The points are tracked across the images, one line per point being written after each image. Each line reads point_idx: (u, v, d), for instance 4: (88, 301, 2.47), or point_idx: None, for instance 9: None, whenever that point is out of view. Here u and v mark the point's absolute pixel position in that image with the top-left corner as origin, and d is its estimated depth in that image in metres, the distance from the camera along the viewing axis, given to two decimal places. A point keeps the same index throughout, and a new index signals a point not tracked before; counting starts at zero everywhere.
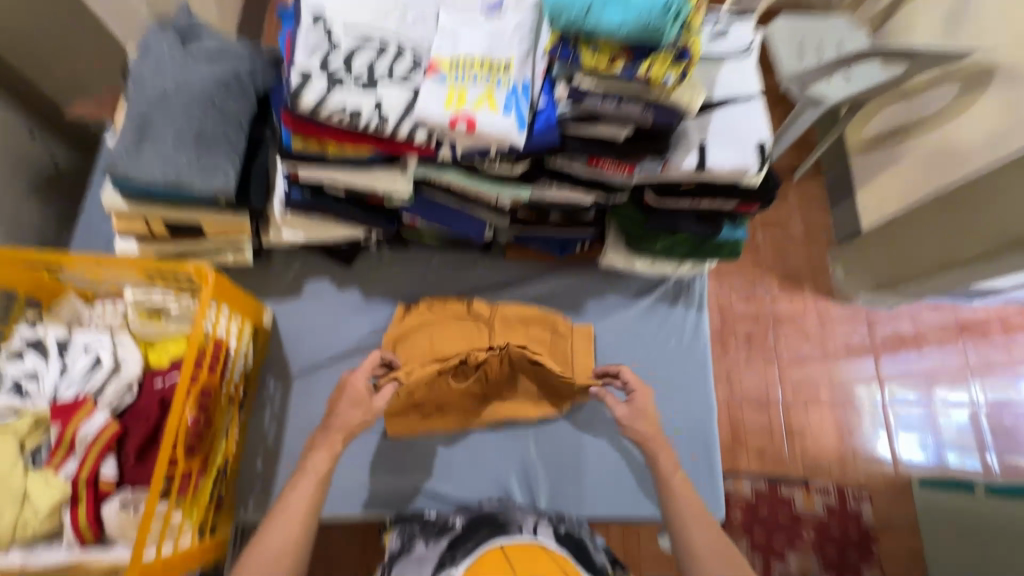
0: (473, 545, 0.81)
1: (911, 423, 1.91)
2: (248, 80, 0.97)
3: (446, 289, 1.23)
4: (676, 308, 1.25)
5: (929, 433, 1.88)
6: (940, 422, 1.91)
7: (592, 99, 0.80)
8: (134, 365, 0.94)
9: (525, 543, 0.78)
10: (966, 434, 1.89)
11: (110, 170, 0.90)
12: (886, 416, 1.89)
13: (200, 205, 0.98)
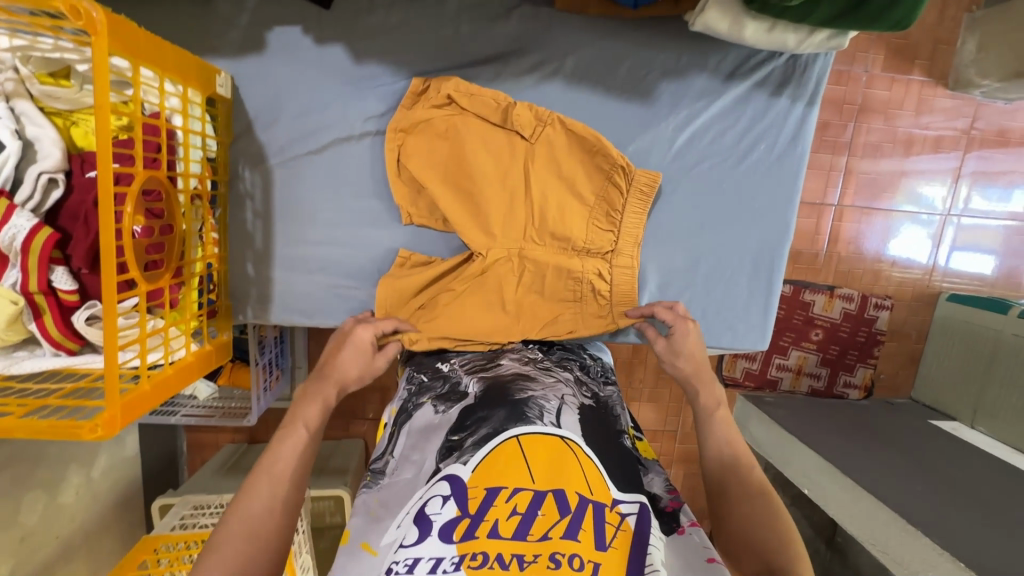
0: (488, 429, 0.67)
1: (963, 234, 1.81)
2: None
3: (466, 52, 0.88)
4: (779, 100, 0.93)
5: (978, 240, 1.82)
6: (992, 229, 1.82)
7: None
8: (52, 151, 0.70)
9: (546, 437, 0.65)
10: (1015, 242, 1.83)
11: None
12: (941, 229, 1.80)
13: None
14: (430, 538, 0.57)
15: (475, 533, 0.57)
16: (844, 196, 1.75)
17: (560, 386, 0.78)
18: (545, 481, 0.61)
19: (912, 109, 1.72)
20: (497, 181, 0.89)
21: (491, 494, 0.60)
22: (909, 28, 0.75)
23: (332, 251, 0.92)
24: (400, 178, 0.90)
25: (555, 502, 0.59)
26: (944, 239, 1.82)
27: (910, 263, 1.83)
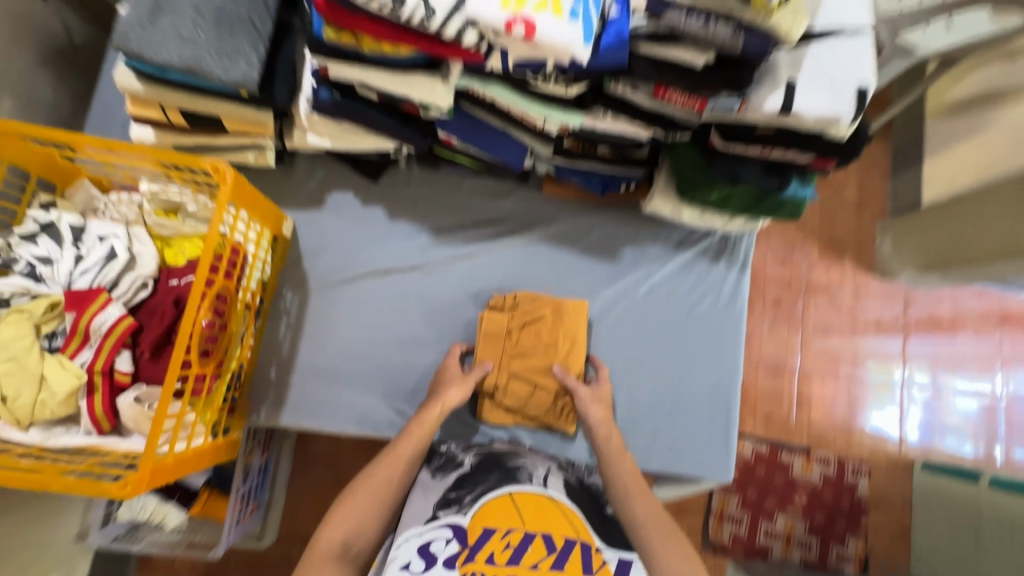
0: (484, 486, 0.80)
1: (922, 406, 1.94)
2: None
3: (475, 217, 1.15)
4: (718, 266, 1.18)
5: (935, 415, 1.94)
6: (949, 408, 1.95)
7: (676, 14, 0.70)
8: (150, 263, 0.91)
9: (534, 494, 0.78)
10: (971, 424, 1.95)
11: (121, 45, 0.79)
12: (902, 398, 1.93)
13: (221, 96, 0.87)
14: (436, 566, 0.72)
15: (473, 559, 0.73)
16: (805, 363, 1.94)
17: (547, 459, 0.89)
18: (534, 525, 0.76)
19: (852, 293, 2.01)
20: (542, 360, 1.06)
21: (488, 533, 0.75)
22: (800, 217, 1.03)
23: (346, 363, 1.07)
24: (486, 345, 1.07)
25: (543, 542, 0.75)
26: (904, 407, 1.94)
27: (879, 432, 1.92)
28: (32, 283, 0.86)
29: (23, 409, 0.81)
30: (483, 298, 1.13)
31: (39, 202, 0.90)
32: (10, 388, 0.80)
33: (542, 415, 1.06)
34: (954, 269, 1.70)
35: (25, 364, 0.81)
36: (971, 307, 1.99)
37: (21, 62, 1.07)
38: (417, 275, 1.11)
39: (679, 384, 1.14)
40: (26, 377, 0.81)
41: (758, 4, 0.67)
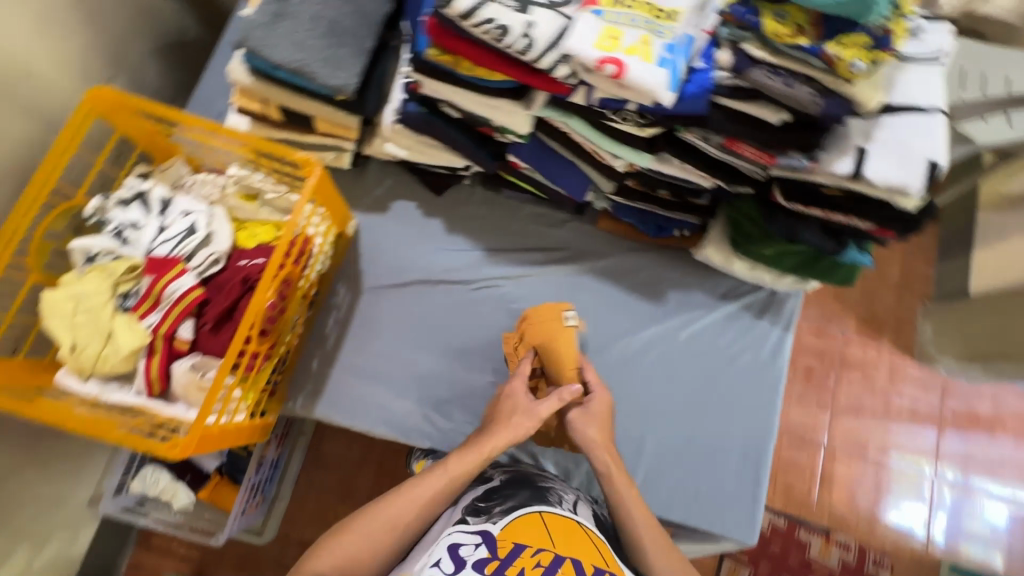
0: (514, 502, 0.79)
1: (953, 508, 1.80)
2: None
3: (528, 242, 1.18)
4: (761, 321, 1.17)
5: (969, 522, 1.79)
6: (981, 513, 1.81)
7: (759, 73, 0.73)
8: (224, 241, 0.96)
9: (565, 518, 0.76)
10: (1006, 537, 1.79)
11: (244, 41, 0.87)
12: (932, 493, 1.81)
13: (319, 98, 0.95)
14: (464, 570, 0.68)
15: (504, 572, 0.67)
16: (832, 439, 1.85)
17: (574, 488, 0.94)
18: (564, 548, 0.71)
19: (886, 375, 1.91)
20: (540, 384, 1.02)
21: (518, 548, 0.70)
22: (852, 282, 1.03)
23: (385, 365, 1.09)
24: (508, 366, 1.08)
25: (573, 567, 0.69)
26: (932, 503, 1.81)
27: (903, 529, 1.80)
28: (115, 246, 0.90)
29: (88, 359, 0.85)
30: None
31: (137, 173, 0.97)
32: (81, 337, 0.85)
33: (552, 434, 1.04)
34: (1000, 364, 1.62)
35: (97, 318, 0.86)
36: (1015, 407, 1.87)
37: (139, 47, 1.18)
38: (465, 290, 1.14)
39: (709, 436, 1.12)
40: (97, 329, 0.86)
41: (843, 73, 0.70)
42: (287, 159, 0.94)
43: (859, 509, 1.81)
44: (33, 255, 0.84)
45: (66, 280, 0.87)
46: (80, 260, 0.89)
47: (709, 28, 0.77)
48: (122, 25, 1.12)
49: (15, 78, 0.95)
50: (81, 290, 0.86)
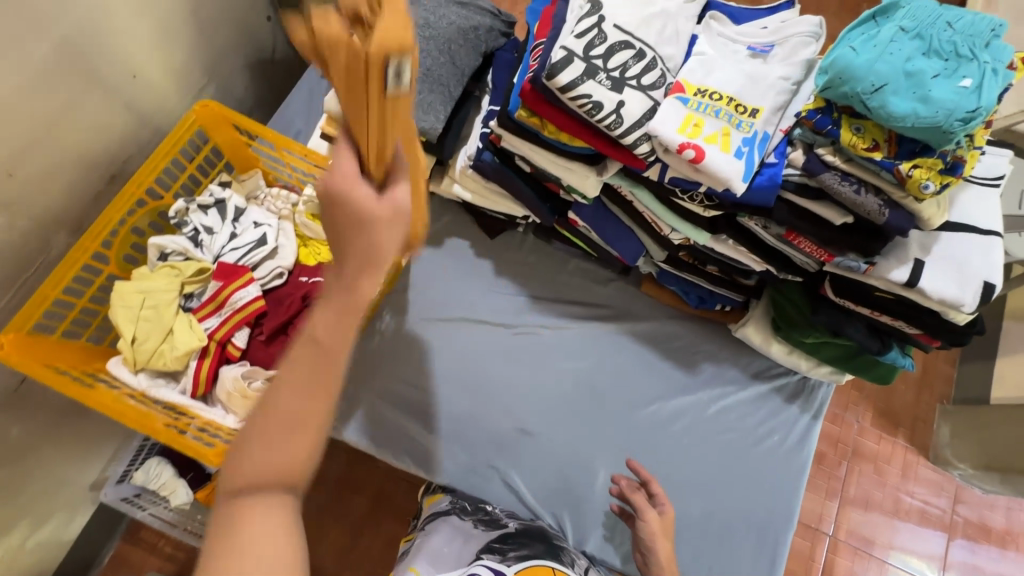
0: (528, 551, 0.93)
1: None
2: (483, 38, 1.01)
3: (571, 297, 1.21)
4: (791, 406, 1.17)
5: None
6: None
7: (832, 177, 0.77)
8: (289, 256, 0.99)
9: None
10: None
11: None
12: None
13: None
14: None
15: None
16: (837, 529, 1.67)
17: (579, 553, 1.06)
18: None
19: (898, 470, 1.72)
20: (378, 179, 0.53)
21: None
22: (889, 382, 1.04)
23: (418, 396, 1.11)
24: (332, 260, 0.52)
25: None
26: None
27: None
28: (190, 246, 0.95)
29: (145, 353, 0.87)
30: (559, 372, 1.16)
31: (219, 181, 1.02)
32: (142, 331, 0.88)
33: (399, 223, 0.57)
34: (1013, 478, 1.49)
35: (160, 314, 0.89)
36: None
37: (234, 61, 1.25)
38: (506, 333, 1.17)
39: (727, 516, 1.11)
40: (159, 326, 0.88)
41: (914, 190, 0.73)
42: None
43: None
44: (116, 246, 0.91)
45: (139, 274, 0.91)
46: (155, 257, 0.94)
47: (785, 128, 0.82)
48: (224, 40, 1.20)
49: (127, 79, 1.02)
50: (152, 285, 0.90)
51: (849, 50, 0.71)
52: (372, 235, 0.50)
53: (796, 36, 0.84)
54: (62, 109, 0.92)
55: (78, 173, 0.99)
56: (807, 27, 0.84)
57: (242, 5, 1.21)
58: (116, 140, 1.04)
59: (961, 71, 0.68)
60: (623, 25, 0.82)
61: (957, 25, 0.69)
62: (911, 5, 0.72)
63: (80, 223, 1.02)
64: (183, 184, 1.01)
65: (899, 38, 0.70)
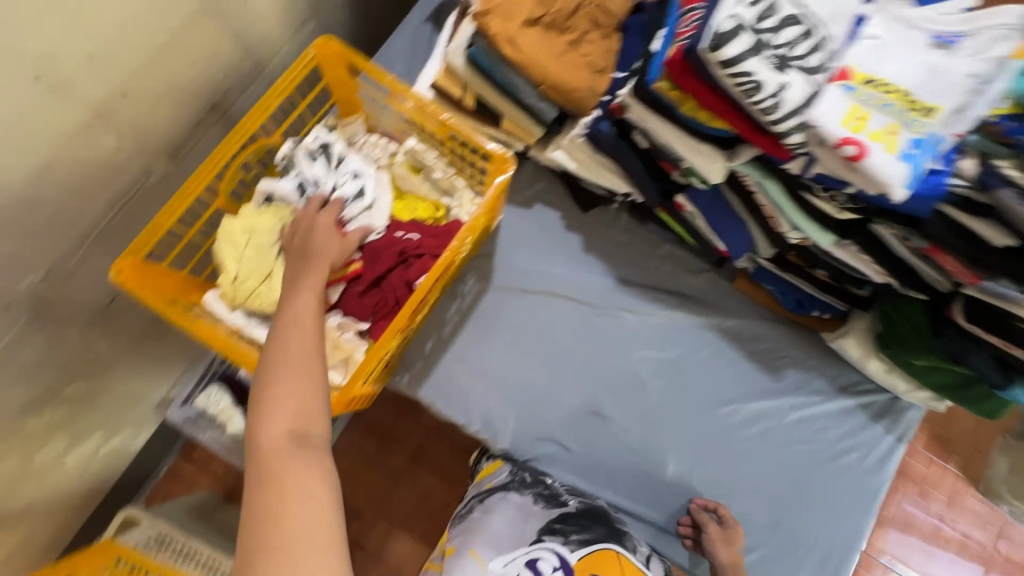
0: (591, 535, 0.93)
1: None
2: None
3: (659, 281, 1.15)
4: (876, 426, 1.11)
5: None
6: None
7: (1008, 194, 0.69)
8: (385, 212, 0.99)
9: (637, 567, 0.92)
10: None
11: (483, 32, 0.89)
12: None
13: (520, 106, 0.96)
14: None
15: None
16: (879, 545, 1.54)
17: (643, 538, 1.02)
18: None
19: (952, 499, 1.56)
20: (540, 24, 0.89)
21: None
22: (997, 418, 0.98)
23: (492, 364, 1.09)
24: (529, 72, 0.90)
25: None
26: None
27: None
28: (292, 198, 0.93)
29: (244, 292, 0.88)
30: (638, 360, 1.11)
31: (324, 122, 0.99)
32: (244, 270, 0.88)
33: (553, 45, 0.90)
34: None
35: (260, 256, 0.89)
36: None
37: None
38: (589, 311, 1.12)
39: (793, 528, 1.08)
40: (260, 267, 0.89)
41: None
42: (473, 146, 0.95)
43: None
44: (225, 181, 0.91)
45: (245, 213, 0.91)
46: (259, 198, 0.93)
47: (959, 131, 0.72)
48: None
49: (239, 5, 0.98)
50: (257, 226, 0.90)
51: None
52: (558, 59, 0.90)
53: (993, 25, 0.73)
54: (179, 34, 0.90)
55: (184, 99, 0.98)
56: (1011, 17, 0.72)
57: None
58: (222, 71, 1.02)
59: None
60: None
61: None
62: None
63: (178, 152, 1.02)
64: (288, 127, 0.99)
65: None
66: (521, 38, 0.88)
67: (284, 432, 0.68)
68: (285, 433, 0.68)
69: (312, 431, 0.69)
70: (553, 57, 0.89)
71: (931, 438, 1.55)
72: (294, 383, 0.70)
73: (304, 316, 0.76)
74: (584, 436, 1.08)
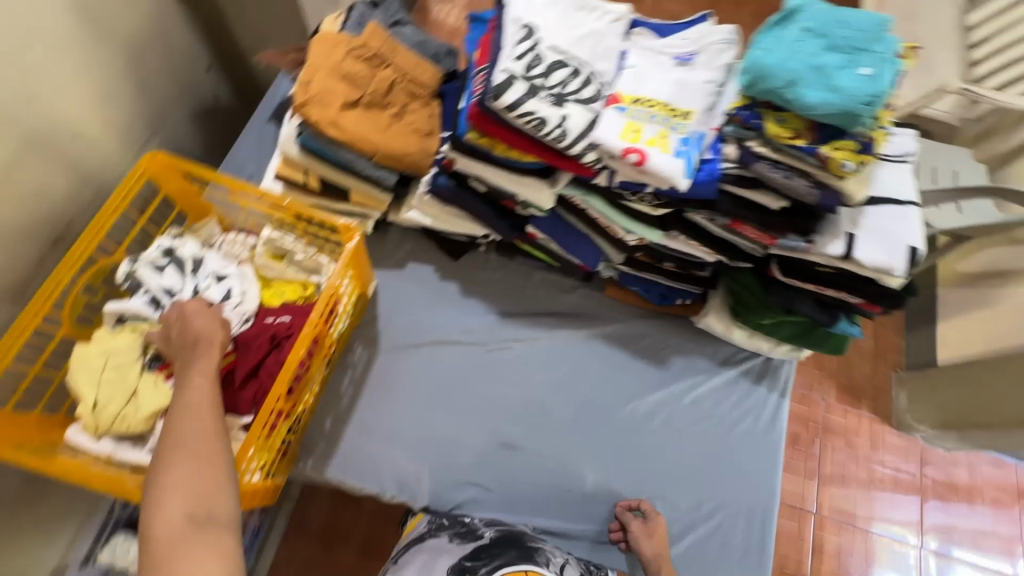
0: (501, 560, 0.88)
1: None
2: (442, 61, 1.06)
3: (539, 307, 1.23)
4: (759, 388, 1.22)
5: None
6: None
7: (763, 166, 0.83)
8: (252, 300, 0.99)
9: None
10: None
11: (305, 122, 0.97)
12: (923, 565, 1.56)
13: (365, 179, 1.03)
14: None
15: None
16: (822, 502, 1.60)
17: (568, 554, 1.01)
18: None
19: (868, 441, 1.66)
20: (360, 104, 0.98)
21: None
22: (843, 351, 1.12)
23: (398, 425, 1.10)
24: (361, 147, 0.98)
25: None
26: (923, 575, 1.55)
27: None
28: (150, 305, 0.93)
29: (107, 418, 0.84)
30: (536, 385, 1.16)
31: (172, 232, 1.01)
32: (103, 395, 0.85)
33: (378, 119, 0.99)
34: (977, 435, 1.45)
35: (119, 376, 0.86)
36: (988, 475, 1.64)
37: (175, 114, 1.24)
38: (480, 350, 1.17)
39: (714, 503, 1.14)
40: (121, 387, 0.86)
41: (835, 170, 0.81)
42: (322, 222, 1.00)
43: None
44: (66, 309, 0.90)
45: (97, 336, 0.90)
46: (110, 322, 0.92)
47: (716, 126, 0.88)
48: (163, 93, 1.19)
49: (65, 139, 0.99)
50: (113, 347, 0.88)
51: (758, 50, 0.79)
52: (387, 131, 0.99)
53: (712, 43, 0.92)
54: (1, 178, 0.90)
55: (20, 239, 0.96)
56: (721, 36, 0.92)
57: (183, 59, 1.21)
58: (59, 204, 1.01)
59: (860, 62, 0.76)
60: (557, 45, 0.88)
61: (852, 22, 0.78)
62: (809, 9, 0.81)
63: (20, 293, 0.98)
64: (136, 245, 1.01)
65: (803, 37, 0.78)
66: (342, 118, 0.95)
67: (182, 515, 0.64)
68: (184, 514, 0.64)
69: (217, 510, 0.66)
70: (378, 130, 0.98)
71: (831, 390, 1.71)
72: (193, 464, 0.68)
73: (199, 396, 0.75)
74: (501, 471, 1.10)
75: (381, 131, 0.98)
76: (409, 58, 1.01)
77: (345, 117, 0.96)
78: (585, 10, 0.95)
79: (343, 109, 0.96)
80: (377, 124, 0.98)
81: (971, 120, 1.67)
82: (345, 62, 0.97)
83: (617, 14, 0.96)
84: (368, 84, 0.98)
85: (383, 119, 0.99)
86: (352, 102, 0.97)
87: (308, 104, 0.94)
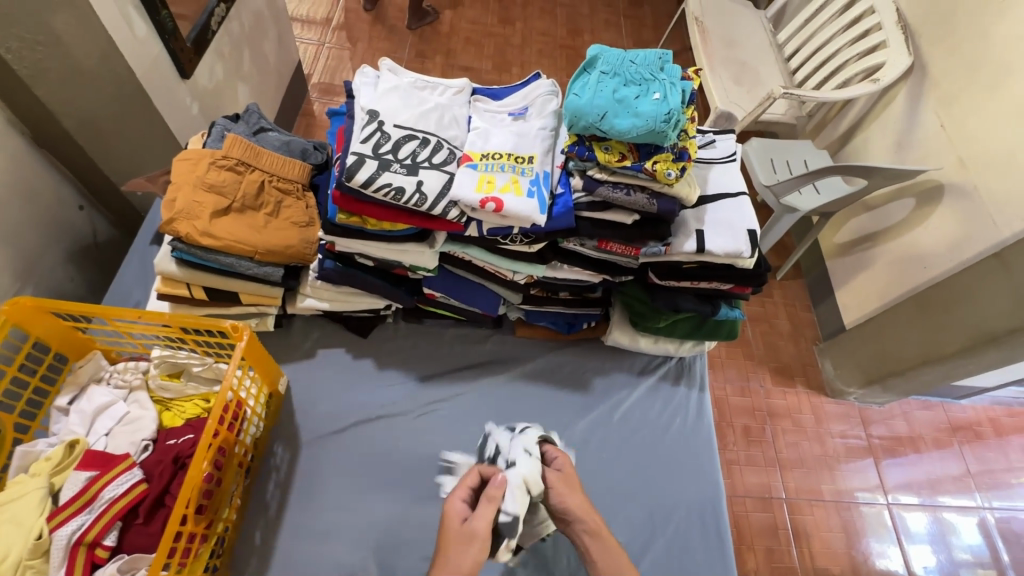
0: None
1: (920, 531, 1.56)
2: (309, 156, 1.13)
3: (456, 362, 1.25)
4: (679, 388, 1.28)
5: (935, 544, 1.55)
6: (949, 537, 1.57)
7: (605, 188, 0.93)
8: (150, 424, 0.97)
9: None
10: (983, 553, 1.56)
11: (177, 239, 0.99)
12: (894, 521, 1.56)
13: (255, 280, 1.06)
14: None
15: None
16: (788, 486, 1.58)
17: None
18: None
19: (812, 416, 1.71)
20: (232, 210, 1.01)
21: None
22: (737, 336, 1.21)
23: (334, 517, 1.05)
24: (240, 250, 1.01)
25: None
26: (900, 533, 1.55)
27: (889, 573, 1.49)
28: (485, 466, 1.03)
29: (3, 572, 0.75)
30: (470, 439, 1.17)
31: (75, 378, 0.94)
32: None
33: (252, 221, 1.02)
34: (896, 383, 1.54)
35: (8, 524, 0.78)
36: (924, 419, 1.72)
37: (50, 258, 1.22)
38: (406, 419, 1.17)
39: (665, 508, 1.15)
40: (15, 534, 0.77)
41: (662, 178, 0.91)
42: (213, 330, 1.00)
43: (831, 563, 1.49)
44: None
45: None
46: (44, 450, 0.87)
47: (559, 164, 0.99)
48: (34, 241, 1.18)
49: None
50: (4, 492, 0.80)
51: (571, 96, 0.92)
52: (263, 230, 1.03)
53: (539, 96, 1.06)
54: None
55: None
56: (545, 88, 1.07)
57: (50, 205, 1.21)
58: None
59: (652, 89, 0.90)
60: (402, 123, 0.97)
61: (638, 60, 0.95)
62: (603, 56, 0.96)
63: None
64: (29, 397, 0.99)
65: (603, 79, 0.93)
66: (215, 227, 0.98)
67: None
68: None
69: None
70: (254, 231, 1.02)
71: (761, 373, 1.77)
72: None
73: None
74: None
75: (257, 231, 1.02)
76: (274, 158, 1.06)
77: (217, 226, 0.99)
78: (427, 88, 1.06)
79: (215, 218, 0.99)
80: (253, 226, 1.02)
81: (804, 115, 1.93)
82: (209, 173, 1.00)
83: (457, 86, 1.08)
84: (236, 190, 1.01)
85: (258, 220, 1.03)
86: (222, 209, 1.00)
87: (178, 221, 0.96)
